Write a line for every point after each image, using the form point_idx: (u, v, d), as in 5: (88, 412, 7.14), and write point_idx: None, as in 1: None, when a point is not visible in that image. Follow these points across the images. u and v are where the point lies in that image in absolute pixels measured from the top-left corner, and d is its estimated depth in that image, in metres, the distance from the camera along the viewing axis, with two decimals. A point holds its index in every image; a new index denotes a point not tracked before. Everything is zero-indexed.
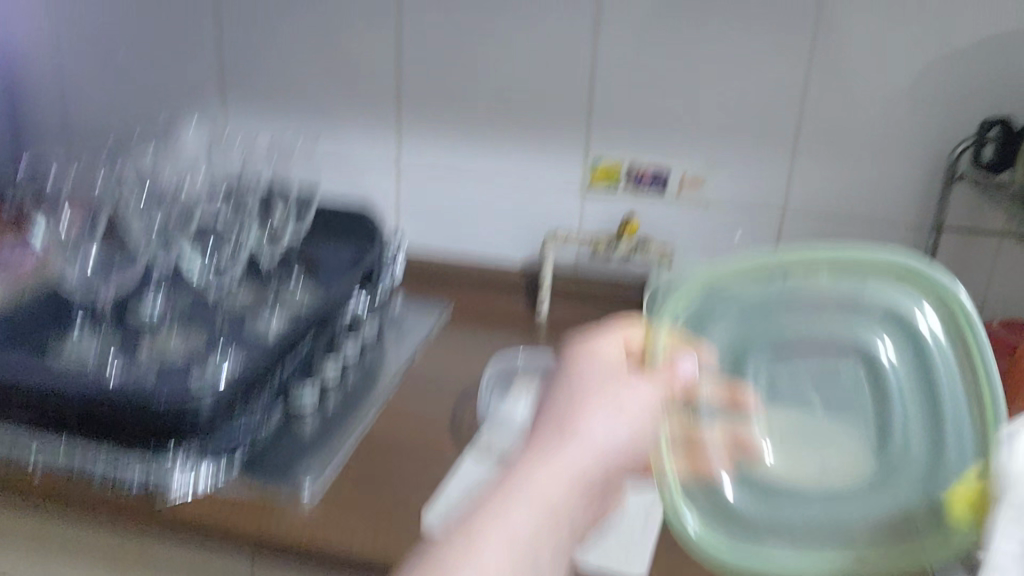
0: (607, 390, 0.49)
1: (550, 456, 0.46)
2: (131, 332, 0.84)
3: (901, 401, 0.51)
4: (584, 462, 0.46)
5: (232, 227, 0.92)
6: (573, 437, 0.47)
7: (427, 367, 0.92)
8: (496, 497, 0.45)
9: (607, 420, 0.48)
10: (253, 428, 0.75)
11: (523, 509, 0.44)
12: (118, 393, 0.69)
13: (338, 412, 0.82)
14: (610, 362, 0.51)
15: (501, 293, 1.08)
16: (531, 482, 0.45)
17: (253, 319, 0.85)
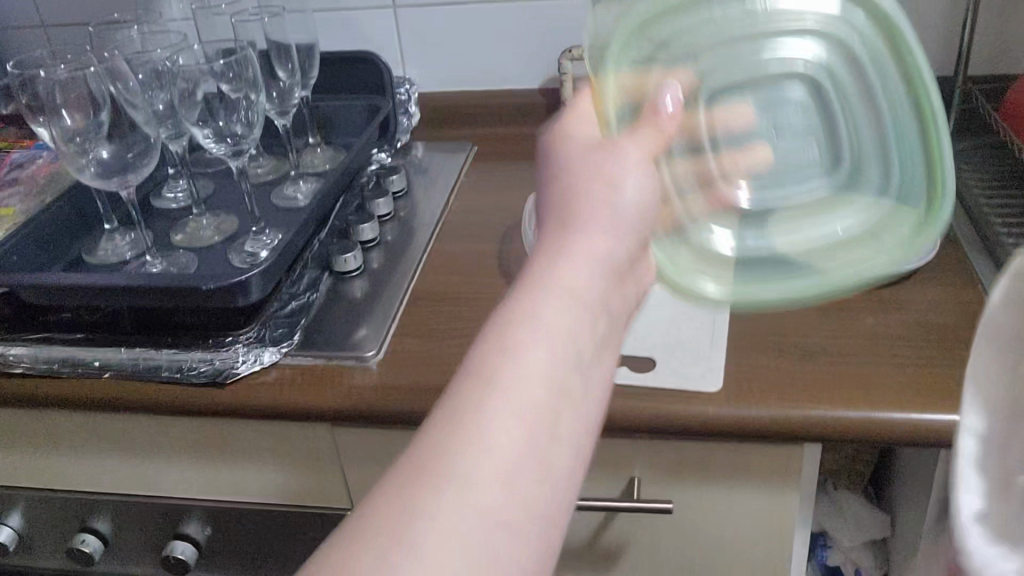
0: (596, 155, 0.51)
1: (574, 233, 0.46)
2: (159, 225, 0.82)
3: (855, 116, 0.60)
4: (604, 223, 0.47)
5: (239, 88, 0.76)
6: (597, 193, 0.48)
7: (462, 211, 0.89)
8: (526, 287, 0.43)
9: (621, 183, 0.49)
10: (307, 300, 0.75)
11: (559, 296, 0.43)
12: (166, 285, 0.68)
13: (382, 269, 0.80)
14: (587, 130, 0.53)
15: (524, 120, 1.03)
16: (556, 267, 0.44)
17: (281, 194, 0.85)
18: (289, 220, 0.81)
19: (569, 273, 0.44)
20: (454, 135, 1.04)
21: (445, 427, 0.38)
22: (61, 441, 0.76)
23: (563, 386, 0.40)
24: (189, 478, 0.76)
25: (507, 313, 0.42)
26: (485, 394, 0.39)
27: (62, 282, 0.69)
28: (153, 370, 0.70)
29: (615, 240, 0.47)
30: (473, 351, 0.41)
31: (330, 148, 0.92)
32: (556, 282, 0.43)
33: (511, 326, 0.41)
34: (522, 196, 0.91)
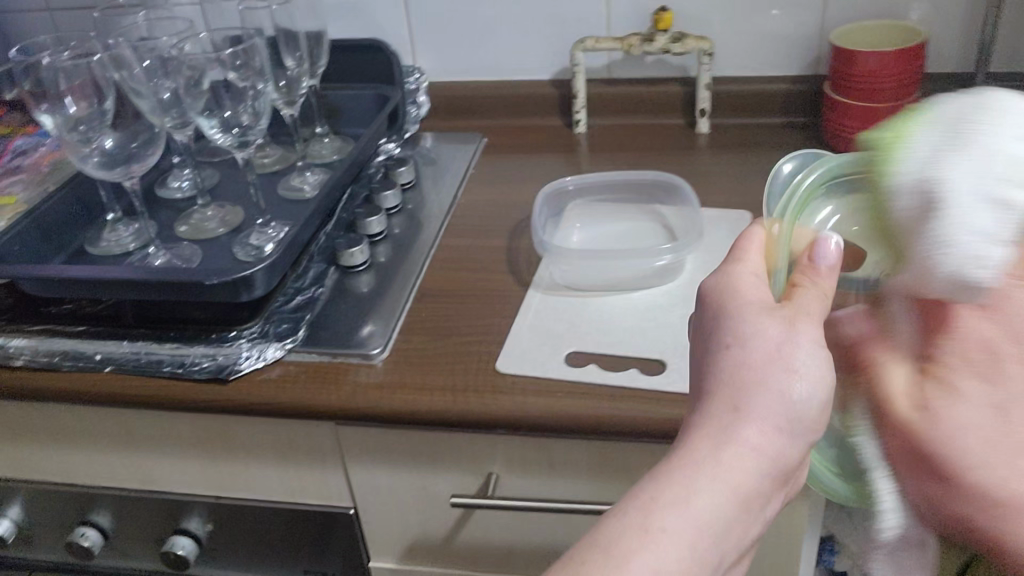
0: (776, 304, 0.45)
1: (758, 379, 0.43)
2: (164, 215, 0.81)
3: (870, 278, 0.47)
4: (807, 382, 0.43)
5: (246, 77, 0.74)
6: (769, 355, 0.44)
7: (471, 204, 0.88)
8: (706, 426, 0.43)
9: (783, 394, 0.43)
10: (312, 295, 0.74)
11: (733, 447, 0.42)
12: (169, 278, 0.67)
13: (389, 263, 0.79)
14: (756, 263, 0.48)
15: (534, 111, 1.01)
16: (753, 414, 0.43)
17: (287, 185, 0.83)
18: (295, 213, 0.79)
19: (757, 430, 0.43)
20: (463, 126, 1.02)
21: (591, 550, 0.42)
22: (62, 433, 0.75)
23: (716, 527, 0.42)
24: (191, 474, 0.75)
25: (699, 447, 0.43)
26: (638, 542, 0.42)
27: (64, 274, 0.68)
28: (156, 365, 0.69)
29: (789, 412, 0.43)
30: (664, 474, 0.43)
31: (338, 138, 0.91)
32: (747, 434, 0.43)
33: (677, 481, 0.42)
34: (532, 190, 0.89)
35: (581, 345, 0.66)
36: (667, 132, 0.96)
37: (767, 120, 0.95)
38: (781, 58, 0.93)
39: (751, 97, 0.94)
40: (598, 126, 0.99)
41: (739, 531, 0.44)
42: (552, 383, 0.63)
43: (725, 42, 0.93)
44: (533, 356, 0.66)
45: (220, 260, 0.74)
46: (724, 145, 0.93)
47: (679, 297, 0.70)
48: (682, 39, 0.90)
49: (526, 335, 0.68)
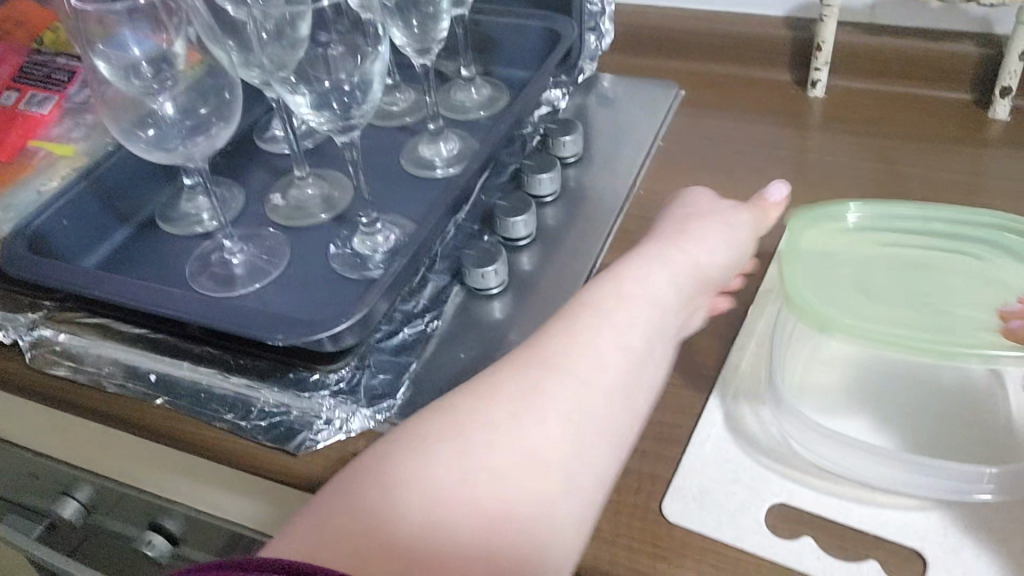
0: (687, 232, 0.49)
1: (666, 245, 0.48)
2: (257, 177, 0.63)
3: (879, 293, 0.48)
4: (613, 351, 0.41)
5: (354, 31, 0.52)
6: (675, 232, 0.49)
7: (657, 198, 0.66)
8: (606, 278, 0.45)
9: (689, 258, 0.47)
10: (424, 329, 0.56)
11: (622, 318, 0.42)
12: (234, 328, 0.50)
13: (532, 285, 0.60)
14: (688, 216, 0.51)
15: (757, 59, 0.76)
16: (589, 340, 0.41)
17: (414, 154, 0.63)
18: (415, 203, 0.60)
19: (650, 278, 0.45)
20: (656, 68, 0.79)
21: (476, 395, 0.38)
22: (109, 452, 0.60)
23: (602, 429, 0.39)
24: (252, 514, 0.57)
25: (583, 301, 0.43)
26: (539, 383, 0.38)
27: (97, 291, 0.52)
28: (216, 408, 0.52)
29: (669, 288, 0.45)
30: (529, 352, 0.41)
31: (491, 84, 0.70)
32: (620, 287, 0.44)
33: (578, 322, 0.41)
34: (738, 183, 0.66)
35: (794, 495, 0.44)
36: (937, 110, 0.69)
37: None
38: None
39: None
40: (841, 89, 0.73)
41: (604, 437, 0.39)
42: (744, 556, 0.42)
43: None
44: (720, 500, 0.44)
45: (312, 266, 0.56)
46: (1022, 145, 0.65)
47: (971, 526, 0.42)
48: None
49: (711, 454, 0.46)
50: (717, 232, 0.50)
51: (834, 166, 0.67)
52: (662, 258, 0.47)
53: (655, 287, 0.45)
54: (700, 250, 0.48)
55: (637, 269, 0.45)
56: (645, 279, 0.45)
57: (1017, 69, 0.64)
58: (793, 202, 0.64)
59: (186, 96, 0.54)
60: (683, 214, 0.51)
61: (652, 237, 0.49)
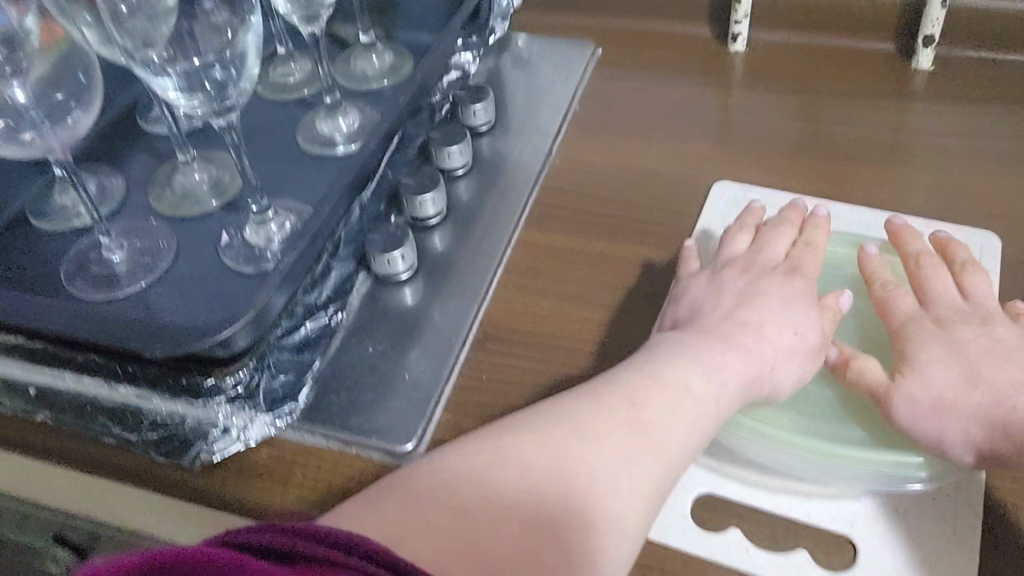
0: (775, 293, 0.44)
1: (756, 306, 0.43)
2: (139, 162, 0.58)
3: None
4: (666, 416, 0.38)
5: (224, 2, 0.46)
6: (751, 293, 0.44)
7: (573, 165, 0.63)
8: (683, 341, 0.42)
9: (781, 327, 0.42)
10: (327, 323, 0.52)
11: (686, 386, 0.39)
12: (114, 341, 0.45)
13: (446, 267, 0.56)
14: (795, 279, 0.45)
15: (675, 14, 0.72)
16: (650, 395, 0.38)
17: (310, 130, 0.59)
18: (314, 185, 0.56)
19: (724, 346, 0.41)
20: (571, 25, 0.75)
21: (512, 434, 0.36)
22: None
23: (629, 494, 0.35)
24: None
25: (658, 362, 0.40)
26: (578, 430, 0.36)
27: None
28: (102, 420, 0.48)
29: (747, 361, 0.41)
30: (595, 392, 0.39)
31: (392, 49, 0.65)
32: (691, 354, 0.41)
33: (640, 380, 0.39)
34: (657, 147, 0.63)
35: (718, 484, 0.42)
36: (862, 63, 0.67)
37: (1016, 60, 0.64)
38: None
39: (1000, 23, 0.63)
40: (762, 42, 0.70)
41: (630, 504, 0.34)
42: (667, 551, 0.40)
43: None
44: None
45: (202, 260, 0.52)
46: (949, 97, 0.63)
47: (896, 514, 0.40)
48: None
49: None
50: (777, 296, 0.44)
51: (758, 126, 0.64)
52: (747, 324, 0.42)
53: (727, 358, 0.41)
54: (786, 316, 0.43)
55: (719, 339, 0.42)
56: (724, 351, 0.41)
57: (940, 16, 0.62)
58: (714, 166, 0.61)
59: (40, 82, 0.48)
60: (777, 266, 0.46)
61: (744, 287, 0.45)
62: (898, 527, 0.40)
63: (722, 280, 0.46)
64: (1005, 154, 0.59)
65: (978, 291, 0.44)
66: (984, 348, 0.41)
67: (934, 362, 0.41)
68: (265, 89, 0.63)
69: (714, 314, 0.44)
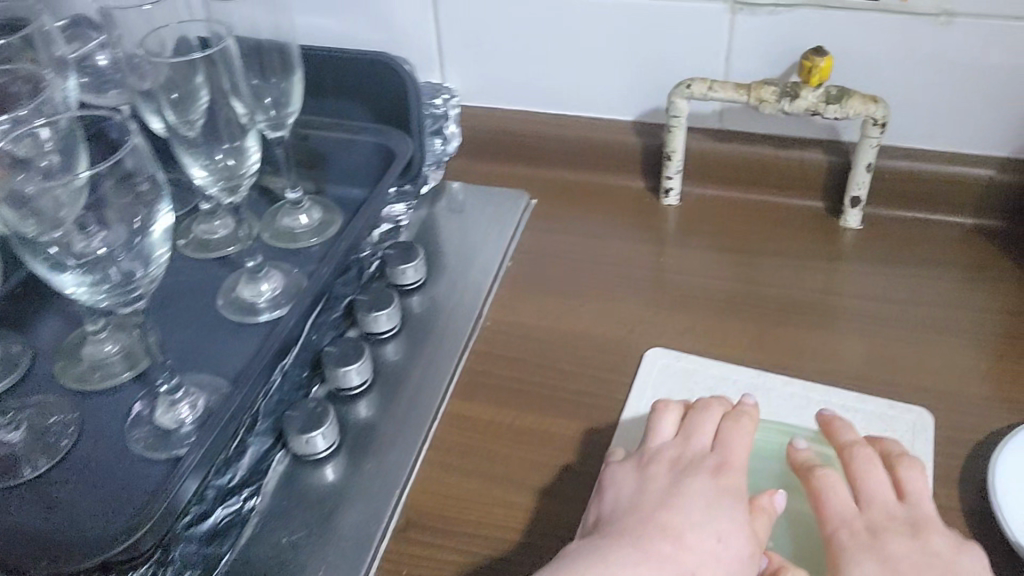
0: (698, 493, 0.43)
1: (675, 509, 0.42)
2: (49, 328, 0.56)
3: None
4: None
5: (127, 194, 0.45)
6: (672, 493, 0.43)
7: (505, 325, 0.62)
8: (601, 546, 0.41)
9: (699, 532, 0.41)
10: (240, 509, 0.49)
11: None
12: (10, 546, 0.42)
13: (369, 440, 0.54)
14: (718, 472, 0.44)
15: (609, 165, 0.73)
16: None
17: (232, 295, 0.57)
18: (230, 355, 0.53)
19: (637, 559, 0.40)
20: (506, 174, 0.75)
21: None
22: None
23: None
24: None
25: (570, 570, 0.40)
26: None
27: None
28: None
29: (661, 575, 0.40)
30: None
31: (322, 205, 0.64)
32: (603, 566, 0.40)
33: None
34: (589, 305, 0.63)
35: None
36: (791, 221, 0.67)
37: (941, 220, 0.65)
38: (979, 133, 0.63)
39: (923, 184, 0.65)
40: (694, 196, 0.71)
41: None
42: None
43: (895, 104, 0.64)
44: None
45: (105, 441, 0.49)
46: (876, 257, 0.64)
47: None
48: (843, 100, 0.60)
49: None
50: (702, 495, 0.43)
51: (691, 285, 0.63)
52: (666, 531, 0.42)
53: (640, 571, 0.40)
54: (705, 521, 0.42)
55: (634, 547, 0.41)
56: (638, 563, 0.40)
57: (864, 178, 0.63)
58: (646, 327, 0.60)
59: None
60: (703, 460, 0.45)
61: (666, 485, 0.44)
62: None
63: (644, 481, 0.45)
64: (932, 316, 0.59)
65: (911, 488, 0.43)
66: (919, 550, 0.40)
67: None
68: (188, 247, 0.61)
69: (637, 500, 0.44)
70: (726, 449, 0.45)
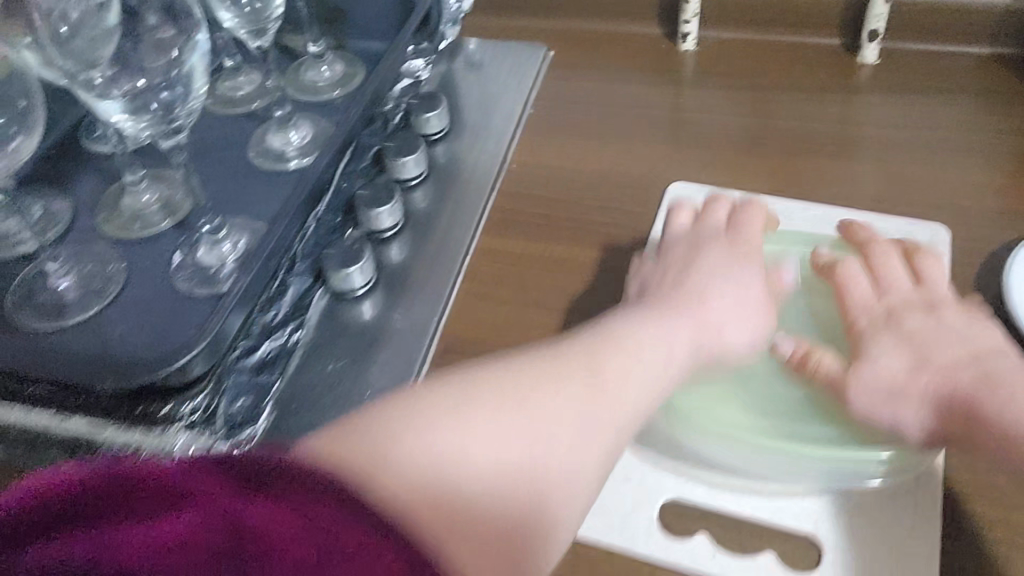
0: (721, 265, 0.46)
1: (701, 278, 0.45)
2: (87, 184, 0.57)
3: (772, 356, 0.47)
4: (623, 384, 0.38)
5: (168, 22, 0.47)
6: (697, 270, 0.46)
7: (529, 169, 0.63)
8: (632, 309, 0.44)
9: (726, 295, 0.44)
10: (286, 342, 0.51)
11: (639, 355, 0.40)
12: (76, 374, 0.44)
13: (405, 278, 0.56)
14: (740, 251, 0.47)
15: (624, 13, 0.72)
16: (608, 363, 0.39)
17: (262, 143, 0.58)
18: (265, 201, 0.55)
19: (673, 315, 0.43)
20: (522, 28, 0.75)
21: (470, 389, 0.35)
22: None
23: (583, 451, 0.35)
24: None
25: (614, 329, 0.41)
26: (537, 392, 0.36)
27: None
28: (56, 453, 0.46)
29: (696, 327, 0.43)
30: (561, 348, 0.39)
31: (342, 58, 0.64)
32: (645, 323, 0.42)
33: (597, 344, 0.39)
34: (611, 147, 0.63)
35: (685, 489, 0.43)
36: (809, 59, 0.68)
37: (959, 51, 0.66)
38: None
39: (943, 14, 0.65)
40: (711, 40, 0.70)
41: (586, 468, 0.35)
42: (639, 562, 0.40)
43: None
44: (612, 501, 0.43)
45: (153, 284, 0.51)
46: (894, 89, 0.64)
47: (857, 513, 0.41)
48: None
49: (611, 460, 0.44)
50: (728, 270, 0.46)
51: (710, 123, 0.64)
52: (692, 295, 0.44)
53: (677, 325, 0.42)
54: (729, 286, 0.45)
55: (666, 309, 0.43)
56: (674, 322, 0.42)
57: (884, 9, 0.63)
58: (670, 165, 0.61)
59: None
60: (725, 240, 0.48)
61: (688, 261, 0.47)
62: (864, 525, 0.40)
63: (669, 270, 0.47)
64: (952, 142, 0.60)
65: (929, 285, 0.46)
66: (939, 341, 0.42)
67: (887, 354, 0.42)
68: (213, 104, 0.62)
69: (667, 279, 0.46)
70: (746, 233, 0.48)
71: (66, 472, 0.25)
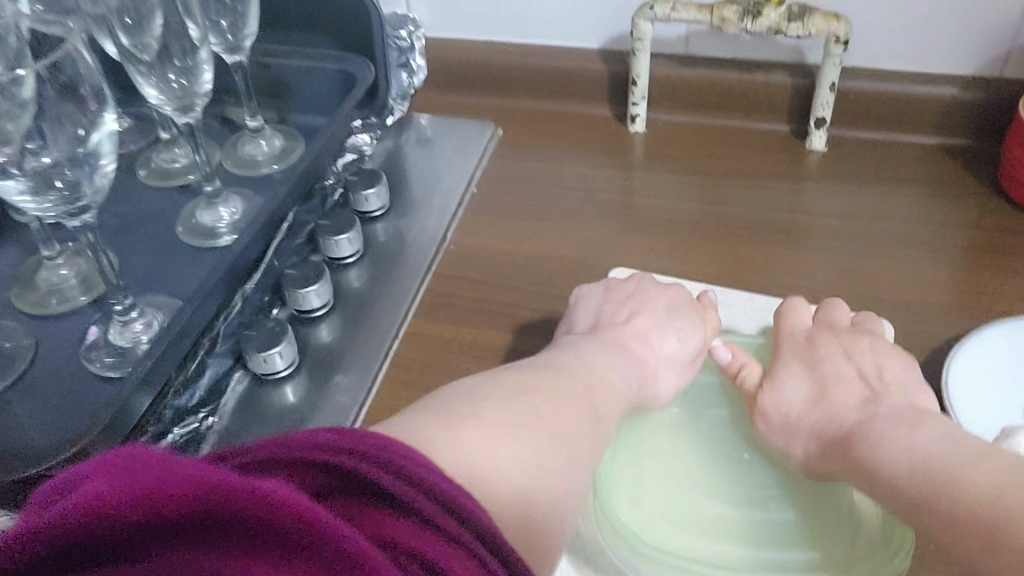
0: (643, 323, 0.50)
1: (624, 333, 0.49)
2: (7, 256, 0.55)
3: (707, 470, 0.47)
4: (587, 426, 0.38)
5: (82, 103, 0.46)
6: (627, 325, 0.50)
7: (469, 250, 0.62)
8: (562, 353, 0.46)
9: (650, 346, 0.49)
10: (199, 427, 0.49)
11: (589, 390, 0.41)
12: None
13: (331, 360, 0.54)
14: (663, 307, 0.51)
15: (574, 94, 0.72)
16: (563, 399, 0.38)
17: (190, 219, 0.57)
18: (188, 278, 0.53)
19: (605, 356, 0.46)
20: (473, 105, 0.74)
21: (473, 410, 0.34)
22: None
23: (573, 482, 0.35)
24: None
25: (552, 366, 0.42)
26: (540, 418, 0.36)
27: None
28: None
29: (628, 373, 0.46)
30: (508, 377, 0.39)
31: (283, 133, 0.64)
32: (585, 362, 0.44)
33: (537, 376, 0.41)
34: (554, 229, 0.62)
35: None
36: (757, 145, 0.67)
37: (907, 140, 0.65)
38: (946, 52, 0.63)
39: (890, 104, 0.64)
40: (661, 123, 0.70)
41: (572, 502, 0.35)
42: None
43: (860, 25, 0.63)
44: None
45: (62, 363, 0.48)
46: (841, 176, 0.64)
47: None
48: (804, 17, 0.60)
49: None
50: (655, 322, 0.50)
51: (656, 207, 0.64)
52: (618, 344, 0.48)
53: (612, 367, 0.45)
54: (657, 336, 0.49)
55: (597, 353, 0.46)
56: (607, 364, 0.45)
57: (829, 98, 0.63)
58: (612, 249, 0.60)
59: None
60: (649, 297, 0.52)
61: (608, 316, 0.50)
62: None
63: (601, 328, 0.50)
64: (898, 233, 0.59)
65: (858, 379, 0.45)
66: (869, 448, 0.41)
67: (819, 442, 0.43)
68: (147, 176, 0.61)
69: (612, 326, 0.49)
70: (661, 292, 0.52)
71: (173, 472, 0.20)
